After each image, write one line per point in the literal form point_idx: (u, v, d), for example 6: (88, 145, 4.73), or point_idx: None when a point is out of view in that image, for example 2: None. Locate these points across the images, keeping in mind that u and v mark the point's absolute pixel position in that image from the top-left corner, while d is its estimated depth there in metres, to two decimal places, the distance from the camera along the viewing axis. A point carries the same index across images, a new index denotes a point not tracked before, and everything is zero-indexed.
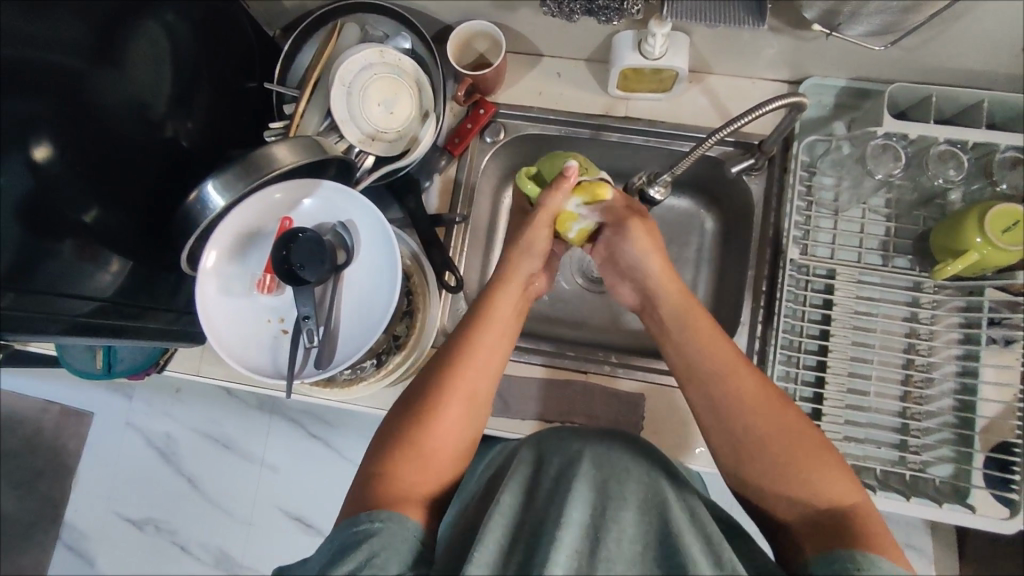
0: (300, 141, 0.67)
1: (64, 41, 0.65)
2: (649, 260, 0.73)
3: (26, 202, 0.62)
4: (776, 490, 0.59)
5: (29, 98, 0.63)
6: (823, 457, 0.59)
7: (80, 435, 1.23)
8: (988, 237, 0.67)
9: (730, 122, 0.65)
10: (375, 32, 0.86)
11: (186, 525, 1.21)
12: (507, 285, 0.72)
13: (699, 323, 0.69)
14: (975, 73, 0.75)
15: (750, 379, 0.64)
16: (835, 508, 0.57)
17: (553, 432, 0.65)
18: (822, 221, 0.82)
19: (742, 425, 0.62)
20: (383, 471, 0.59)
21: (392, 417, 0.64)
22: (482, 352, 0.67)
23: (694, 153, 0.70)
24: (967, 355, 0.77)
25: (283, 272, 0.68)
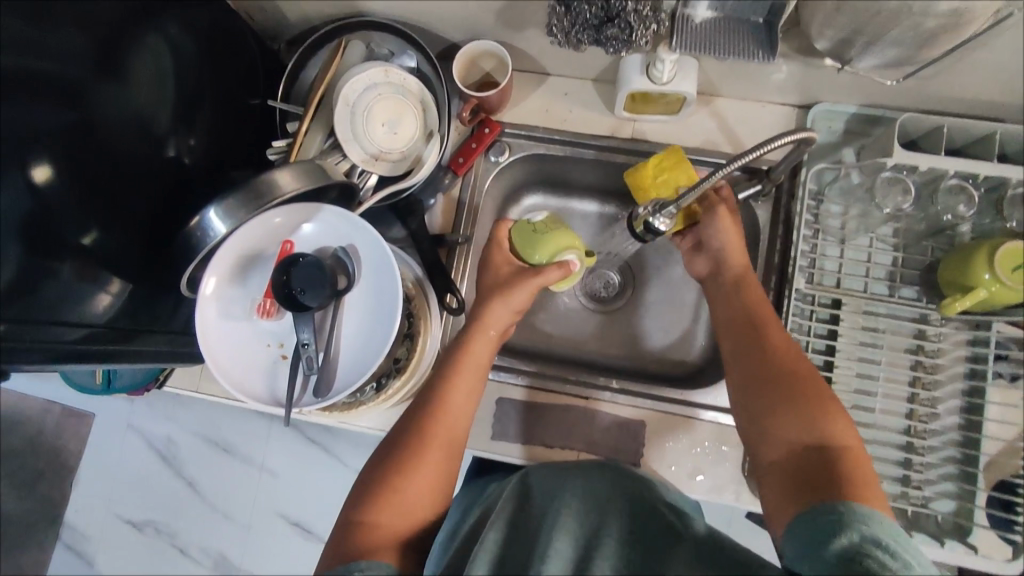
0: (302, 166, 0.66)
1: (64, 51, 0.65)
2: (729, 241, 0.76)
3: (26, 224, 0.62)
4: (770, 429, 0.63)
5: (32, 111, 0.63)
6: (825, 404, 0.61)
7: (80, 436, 1.23)
8: (996, 275, 0.66)
9: (741, 154, 0.61)
10: (380, 49, 0.85)
11: (185, 528, 1.21)
12: (479, 332, 0.74)
13: (748, 280, 0.74)
14: (988, 103, 0.74)
15: (776, 331, 0.69)
16: (824, 449, 0.58)
17: (538, 473, 0.65)
18: (829, 249, 0.81)
19: (756, 361, 0.67)
20: (362, 521, 0.61)
21: (371, 469, 0.66)
22: (454, 405, 0.70)
23: (712, 177, 0.62)
24: (971, 391, 0.76)
25: (282, 296, 0.68)
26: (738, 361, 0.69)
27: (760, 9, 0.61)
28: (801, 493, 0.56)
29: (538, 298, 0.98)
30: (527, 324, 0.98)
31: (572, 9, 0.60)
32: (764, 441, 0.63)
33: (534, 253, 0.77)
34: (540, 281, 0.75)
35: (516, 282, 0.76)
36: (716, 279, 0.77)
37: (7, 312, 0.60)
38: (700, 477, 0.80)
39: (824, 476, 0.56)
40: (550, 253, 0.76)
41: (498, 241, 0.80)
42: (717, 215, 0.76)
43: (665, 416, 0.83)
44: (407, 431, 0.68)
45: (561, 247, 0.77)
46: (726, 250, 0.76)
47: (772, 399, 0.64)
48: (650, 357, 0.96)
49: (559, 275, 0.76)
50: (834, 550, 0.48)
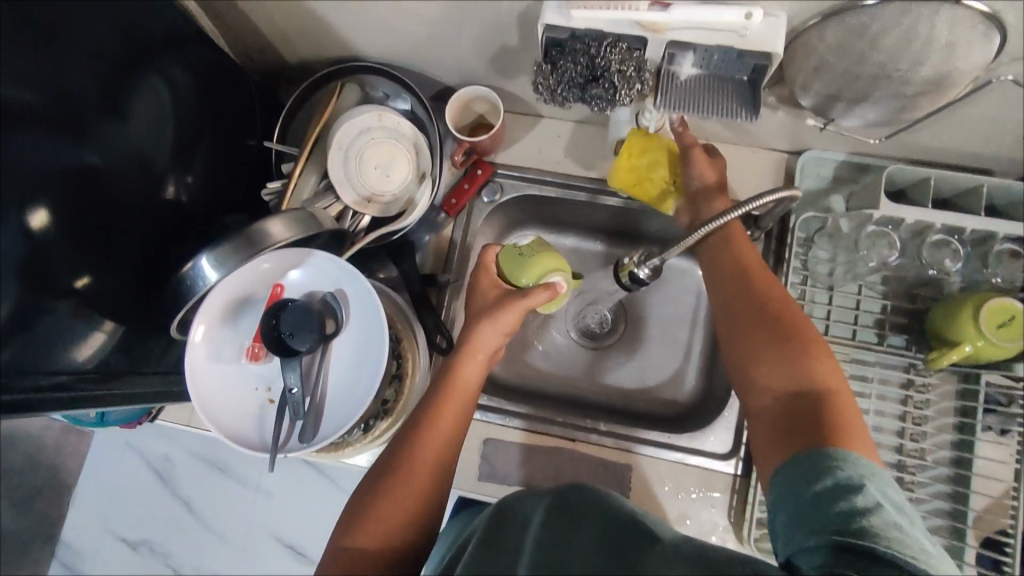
0: (295, 214, 0.67)
1: (70, 90, 0.68)
2: (706, 179, 0.75)
3: (24, 263, 0.65)
4: (755, 374, 0.62)
5: (40, 155, 0.66)
6: (809, 346, 0.61)
7: (79, 453, 1.24)
8: (981, 330, 0.66)
9: (724, 214, 0.60)
10: (375, 92, 0.87)
11: (180, 549, 1.22)
12: (468, 356, 0.73)
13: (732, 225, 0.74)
14: (976, 155, 0.74)
15: (762, 274, 0.69)
16: (808, 392, 0.58)
17: (519, 496, 0.60)
18: (818, 295, 0.81)
19: (743, 305, 0.67)
20: (353, 548, 0.61)
21: (360, 497, 0.65)
22: (446, 432, 0.69)
23: (697, 233, 0.63)
24: (960, 444, 0.76)
25: (271, 340, 0.69)
26: (724, 308, 0.68)
27: (745, 70, 0.62)
28: (784, 441, 0.56)
29: (530, 334, 0.99)
30: (518, 360, 0.98)
31: (559, 67, 0.62)
32: (748, 387, 0.62)
33: (520, 277, 0.75)
34: (528, 303, 0.73)
35: (503, 304, 0.74)
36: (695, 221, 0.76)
37: (7, 347, 0.62)
38: (688, 521, 0.80)
39: (806, 419, 0.56)
40: (536, 276, 0.76)
41: (483, 266, 0.78)
42: (690, 156, 0.76)
43: (651, 459, 0.83)
44: (395, 450, 0.67)
45: (548, 267, 0.76)
46: (701, 190, 0.75)
47: (757, 342, 0.63)
48: (641, 394, 0.96)
49: (546, 295, 0.74)
50: (814, 493, 0.49)
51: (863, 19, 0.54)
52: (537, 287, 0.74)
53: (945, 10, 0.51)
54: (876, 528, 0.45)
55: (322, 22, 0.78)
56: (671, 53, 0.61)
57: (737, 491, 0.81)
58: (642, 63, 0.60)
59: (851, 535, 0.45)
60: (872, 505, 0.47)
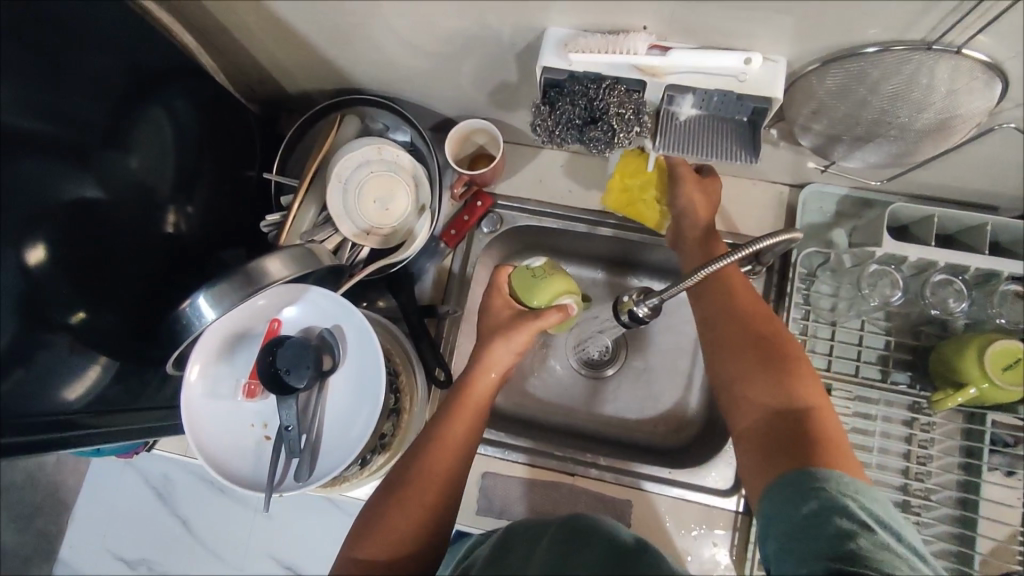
0: (293, 252, 0.67)
1: (79, 123, 0.73)
2: (689, 199, 0.74)
3: (23, 299, 0.69)
4: (741, 392, 0.61)
5: (47, 189, 0.73)
6: (790, 364, 0.60)
7: (79, 472, 1.24)
8: (985, 372, 0.65)
9: (737, 249, 0.60)
10: (375, 124, 0.87)
11: (176, 567, 1.21)
12: (483, 372, 0.73)
13: (714, 241, 0.73)
14: (981, 193, 0.73)
15: (744, 291, 0.68)
16: (791, 409, 0.57)
17: (525, 528, 0.60)
18: (820, 330, 0.80)
19: (724, 323, 0.66)
20: (366, 560, 0.61)
21: (371, 511, 0.65)
22: (455, 445, 0.68)
23: (718, 263, 0.60)
24: (965, 484, 0.75)
25: (268, 376, 0.68)
26: (707, 326, 0.67)
27: (745, 111, 0.61)
28: (773, 460, 0.55)
29: (531, 363, 0.98)
30: (518, 389, 0.97)
31: (558, 108, 0.62)
32: (734, 406, 0.61)
33: (532, 299, 0.76)
34: (539, 324, 0.74)
35: (515, 324, 0.76)
36: (683, 238, 0.75)
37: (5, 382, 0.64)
38: (689, 557, 0.79)
39: (790, 438, 0.55)
40: (548, 298, 0.76)
41: (497, 285, 0.80)
42: (676, 174, 0.76)
43: (653, 495, 0.82)
44: (407, 465, 0.67)
45: (559, 290, 0.77)
46: (687, 208, 0.74)
47: (739, 361, 0.62)
48: (641, 426, 0.95)
49: (558, 317, 0.75)
50: (803, 515, 0.48)
51: (863, 65, 0.54)
52: (549, 310, 0.75)
53: (947, 58, 0.51)
54: (865, 551, 0.44)
55: (324, 56, 0.79)
56: (671, 95, 0.61)
57: (740, 528, 0.80)
58: (640, 105, 0.60)
59: (845, 560, 0.44)
60: (860, 528, 0.45)
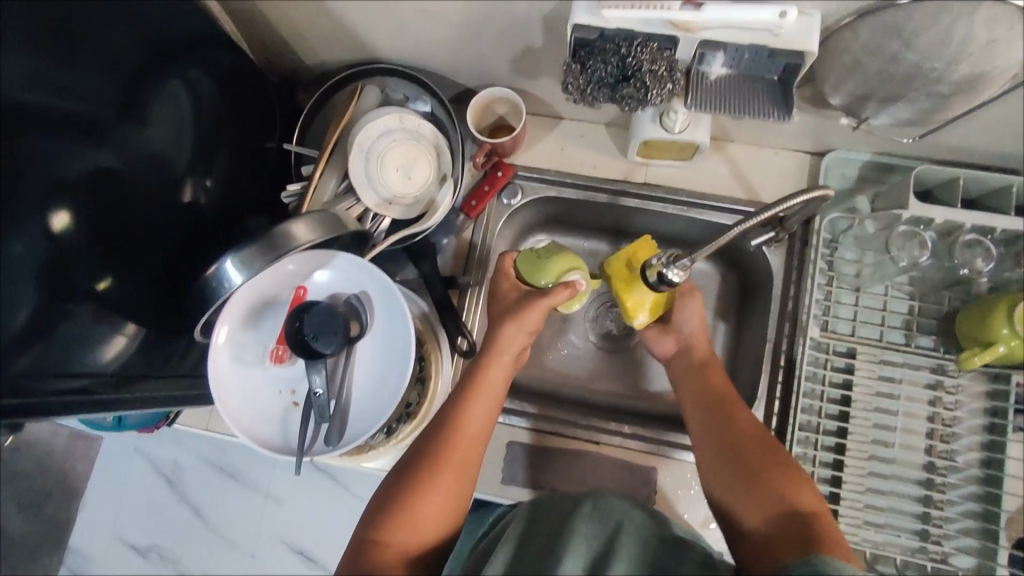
0: (318, 217, 0.67)
1: (95, 94, 0.66)
2: (696, 326, 0.79)
3: (42, 268, 0.63)
4: (747, 494, 0.62)
5: (60, 164, 0.64)
6: (784, 470, 0.63)
7: (88, 460, 1.22)
8: (1014, 329, 0.66)
9: (769, 206, 0.62)
10: (395, 94, 0.86)
11: (189, 554, 1.21)
12: (496, 357, 0.74)
13: (712, 363, 0.77)
14: (1004, 155, 0.74)
15: (737, 404, 0.71)
16: (791, 512, 0.59)
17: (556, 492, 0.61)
18: (844, 295, 0.81)
19: (719, 433, 0.69)
20: (379, 540, 0.60)
21: (384, 492, 0.64)
22: (474, 428, 0.69)
23: (731, 232, 0.63)
24: (990, 444, 0.76)
25: (295, 341, 0.68)
26: (705, 437, 0.70)
27: (776, 69, 0.61)
28: (787, 550, 0.55)
29: (549, 337, 0.98)
30: (536, 363, 0.97)
31: (588, 67, 0.61)
32: (738, 508, 0.63)
33: (540, 280, 0.79)
34: (547, 301, 0.75)
35: (526, 304, 0.76)
36: (683, 363, 0.79)
37: (30, 352, 0.61)
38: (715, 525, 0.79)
39: (793, 538, 0.56)
40: (555, 274, 0.78)
41: (502, 271, 0.82)
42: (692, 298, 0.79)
43: (678, 462, 0.83)
44: (423, 448, 0.67)
45: (566, 267, 0.80)
46: (694, 334, 0.79)
47: (737, 470, 0.64)
48: (661, 399, 0.95)
49: (568, 292, 0.76)
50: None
51: (898, 17, 0.54)
52: (557, 288, 0.76)
53: (985, 8, 0.51)
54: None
55: (341, 22, 0.77)
56: (702, 53, 0.61)
57: None
58: (672, 62, 0.60)
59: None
60: None
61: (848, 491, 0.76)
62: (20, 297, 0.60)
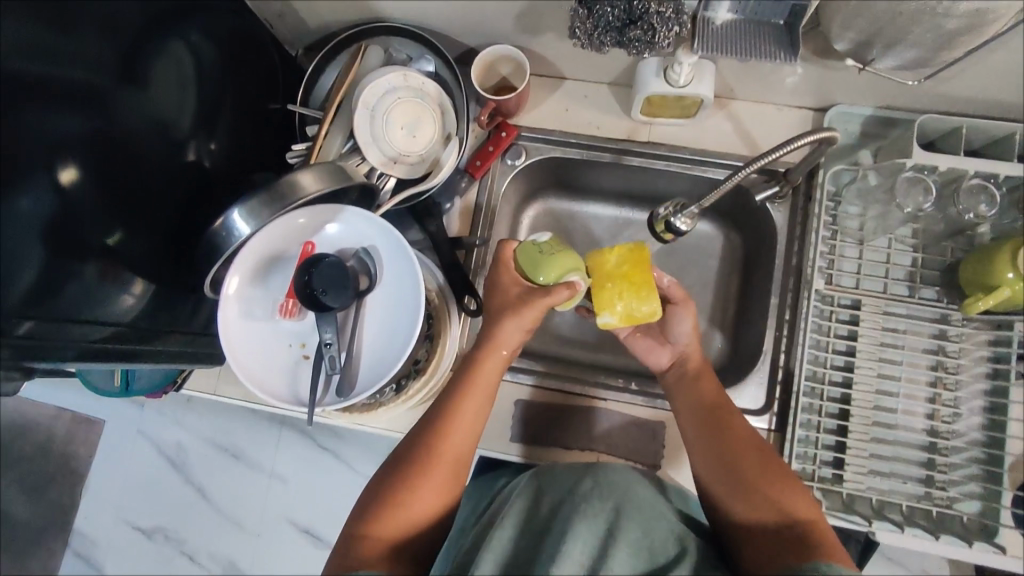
0: (325, 167, 0.67)
1: (93, 59, 0.64)
2: (688, 335, 0.76)
3: (53, 223, 0.61)
4: (746, 504, 0.63)
5: (52, 126, 0.60)
6: (782, 481, 0.63)
7: (90, 442, 1.22)
8: (1019, 273, 0.67)
9: (772, 149, 0.63)
10: (398, 54, 0.85)
11: (194, 534, 1.20)
12: (492, 353, 0.72)
13: (704, 369, 0.75)
14: (1006, 104, 0.74)
15: (732, 415, 0.70)
16: (788, 524, 0.60)
17: (551, 469, 0.65)
18: (848, 249, 0.82)
19: (715, 444, 0.68)
20: (366, 534, 0.61)
21: (375, 485, 0.66)
22: (464, 423, 0.68)
23: (731, 178, 0.66)
24: (995, 391, 0.77)
25: (305, 296, 0.68)
26: (700, 447, 0.69)
27: (781, 12, 0.62)
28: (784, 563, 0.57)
29: None
30: (542, 328, 0.97)
31: (595, 11, 0.61)
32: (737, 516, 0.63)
33: (537, 275, 0.71)
34: (549, 302, 0.69)
35: (526, 300, 0.71)
36: (677, 372, 0.76)
37: (36, 313, 0.59)
38: None
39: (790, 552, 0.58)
40: (558, 273, 0.70)
41: (502, 260, 0.75)
42: (681, 310, 0.76)
43: None
44: (415, 444, 0.67)
45: (569, 266, 0.71)
46: (688, 340, 0.77)
47: (735, 482, 0.64)
48: None
49: (566, 294, 0.70)
50: None
51: None
52: (558, 288, 0.70)
53: None
54: None
55: None
56: None
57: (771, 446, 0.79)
58: (679, 5, 0.61)
59: None
60: None
61: (854, 439, 0.77)
62: (27, 256, 0.58)
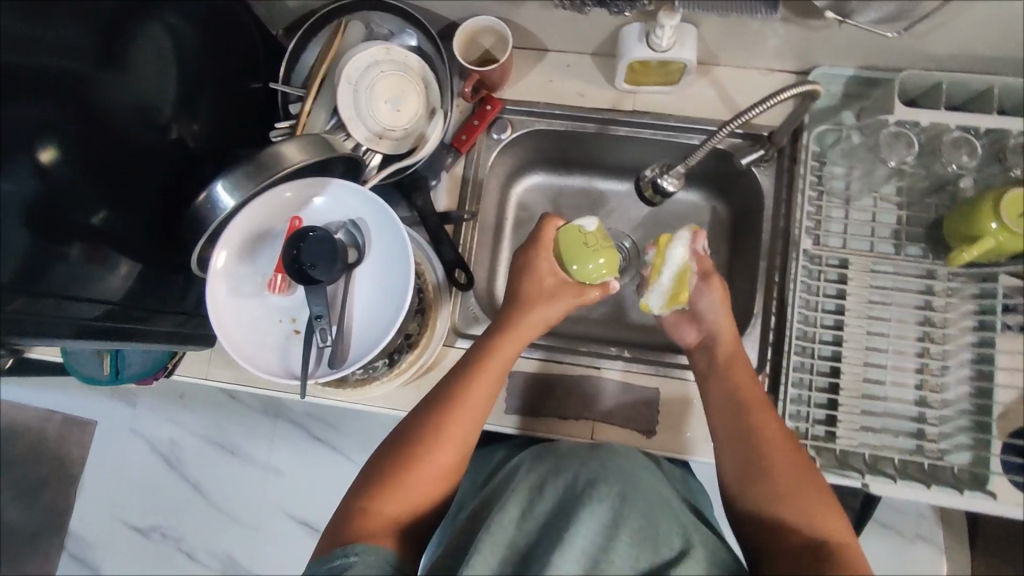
0: (309, 139, 0.66)
1: (66, 46, 0.63)
2: (719, 316, 0.76)
3: (38, 203, 0.61)
4: (775, 507, 0.62)
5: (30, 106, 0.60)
6: (812, 491, 0.62)
7: (83, 443, 1.21)
8: (1004, 223, 0.68)
9: (742, 113, 0.65)
10: (379, 30, 0.85)
11: (192, 531, 1.19)
12: (508, 337, 0.72)
13: (736, 357, 0.73)
14: (984, 58, 0.75)
15: (766, 412, 0.68)
16: (815, 536, 0.59)
17: (552, 447, 0.64)
18: (834, 210, 0.82)
19: (744, 435, 0.67)
20: (367, 509, 0.59)
21: (378, 461, 0.64)
22: (475, 406, 0.67)
23: (708, 144, 0.69)
24: (982, 343, 0.78)
25: (294, 271, 0.67)
26: (730, 437, 0.68)
27: None
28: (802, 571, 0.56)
29: None
30: None
31: None
32: (763, 517, 0.63)
33: (572, 262, 0.74)
34: (580, 303, 0.76)
35: (560, 294, 0.75)
36: (709, 355, 0.75)
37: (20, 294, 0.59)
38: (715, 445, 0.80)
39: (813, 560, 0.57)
40: (594, 273, 0.75)
41: (543, 245, 0.76)
42: (710, 283, 0.77)
43: (681, 382, 0.83)
44: (420, 423, 0.65)
45: (604, 267, 0.75)
46: (718, 322, 0.76)
47: (767, 484, 0.63)
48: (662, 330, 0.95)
49: (597, 293, 0.76)
50: None
51: None
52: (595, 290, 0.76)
53: None
54: None
55: None
56: None
57: None
58: None
59: None
60: None
61: (845, 396, 0.78)
62: (9, 241, 0.58)
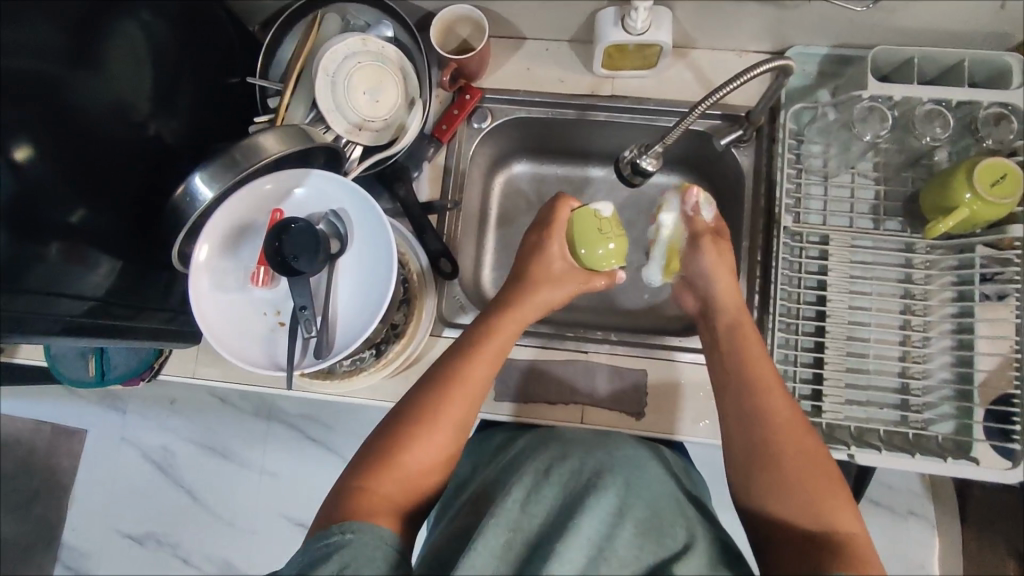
0: (288, 130, 0.66)
1: (40, 46, 0.62)
2: (722, 281, 0.77)
3: (16, 202, 0.60)
4: (779, 482, 0.60)
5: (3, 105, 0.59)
6: (818, 469, 0.60)
7: (74, 452, 1.20)
8: (977, 192, 0.69)
9: (718, 88, 0.66)
10: (356, 21, 0.85)
11: (187, 536, 1.18)
12: (508, 317, 0.73)
13: (742, 327, 0.73)
14: (953, 32, 0.76)
15: (774, 386, 0.67)
16: (819, 516, 0.58)
17: (556, 436, 0.64)
18: (813, 188, 0.83)
19: (749, 406, 0.65)
20: (363, 488, 0.59)
21: (377, 441, 0.63)
22: (475, 390, 0.67)
23: (684, 121, 0.70)
24: (962, 313, 0.79)
25: (276, 262, 0.67)
26: (734, 405, 0.67)
27: None
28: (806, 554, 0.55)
29: None
30: None
31: None
32: (766, 493, 0.61)
33: (582, 246, 0.77)
34: (587, 288, 0.80)
35: (564, 280, 0.78)
36: (711, 324, 0.76)
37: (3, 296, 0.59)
38: (704, 423, 0.81)
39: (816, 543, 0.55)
40: (601, 261, 0.77)
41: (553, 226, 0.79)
42: (699, 246, 0.79)
43: (668, 363, 0.84)
44: (421, 406, 0.65)
45: (612, 253, 0.77)
46: (721, 292, 0.76)
47: (771, 456, 0.62)
48: (647, 314, 0.96)
49: (603, 279, 0.80)
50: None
51: None
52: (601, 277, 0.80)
53: None
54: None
55: None
56: None
57: None
58: None
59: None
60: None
61: (830, 369, 0.78)
62: None
